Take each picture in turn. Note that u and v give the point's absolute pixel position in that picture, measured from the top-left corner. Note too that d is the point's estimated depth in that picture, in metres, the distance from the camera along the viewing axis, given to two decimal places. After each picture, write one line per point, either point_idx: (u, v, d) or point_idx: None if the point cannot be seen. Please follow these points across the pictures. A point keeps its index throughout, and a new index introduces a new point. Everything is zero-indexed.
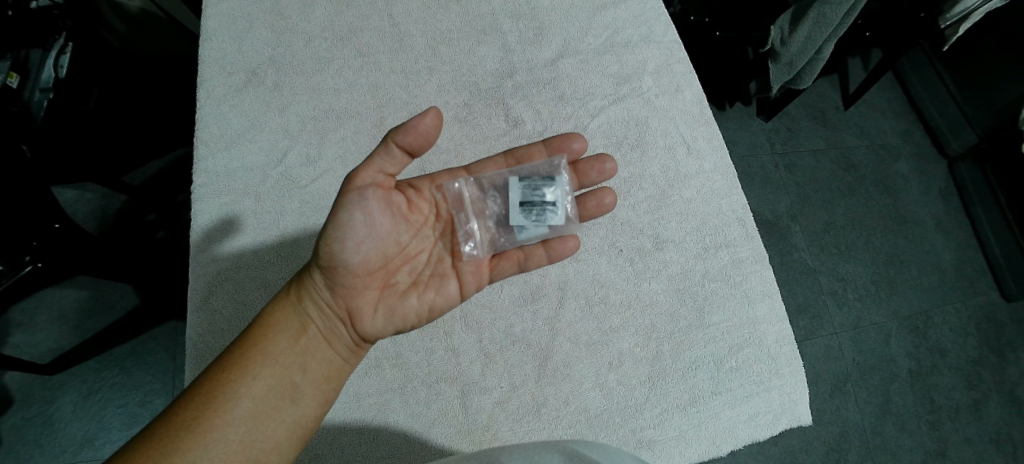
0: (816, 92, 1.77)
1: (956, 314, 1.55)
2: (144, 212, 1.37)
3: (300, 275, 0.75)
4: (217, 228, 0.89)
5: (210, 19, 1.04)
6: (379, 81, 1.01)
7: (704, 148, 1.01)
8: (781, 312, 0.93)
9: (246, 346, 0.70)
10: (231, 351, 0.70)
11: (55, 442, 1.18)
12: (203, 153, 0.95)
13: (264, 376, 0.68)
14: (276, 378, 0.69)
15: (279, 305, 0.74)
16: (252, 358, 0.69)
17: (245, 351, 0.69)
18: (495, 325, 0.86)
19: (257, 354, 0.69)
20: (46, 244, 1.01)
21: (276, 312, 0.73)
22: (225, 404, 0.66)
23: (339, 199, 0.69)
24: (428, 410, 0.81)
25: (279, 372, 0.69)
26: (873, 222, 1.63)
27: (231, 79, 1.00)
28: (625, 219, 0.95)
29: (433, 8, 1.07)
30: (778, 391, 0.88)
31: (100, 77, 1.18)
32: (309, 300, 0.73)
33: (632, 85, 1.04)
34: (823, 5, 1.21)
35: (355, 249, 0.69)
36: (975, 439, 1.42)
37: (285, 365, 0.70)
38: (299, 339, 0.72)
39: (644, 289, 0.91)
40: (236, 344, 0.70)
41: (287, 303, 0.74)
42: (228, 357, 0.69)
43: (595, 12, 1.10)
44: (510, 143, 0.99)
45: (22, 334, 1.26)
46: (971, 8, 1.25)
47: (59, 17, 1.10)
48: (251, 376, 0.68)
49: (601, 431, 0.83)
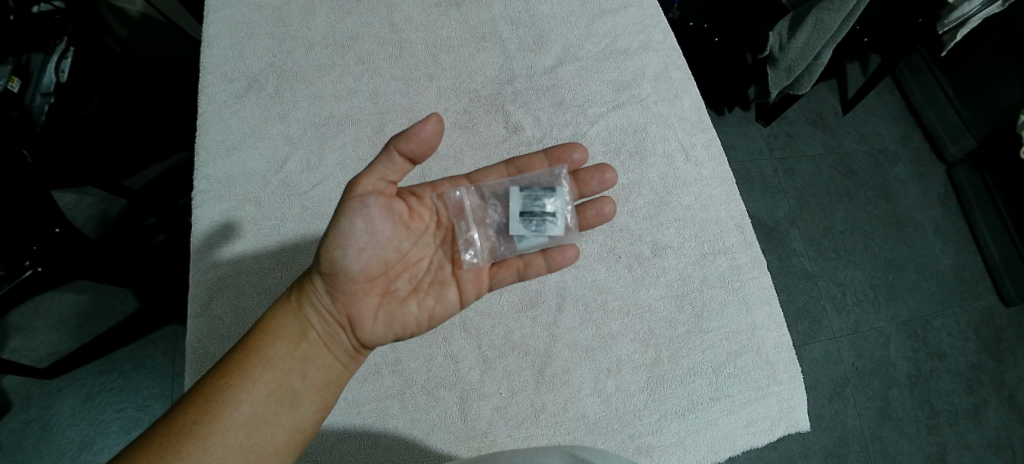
0: (815, 98, 1.78)
1: (955, 319, 1.55)
2: (144, 216, 1.37)
3: (302, 279, 0.75)
4: (217, 235, 0.89)
5: (212, 26, 1.04)
6: (380, 87, 1.01)
7: (703, 155, 1.02)
8: (780, 318, 0.93)
9: (247, 350, 0.70)
10: (233, 355, 0.70)
11: (54, 446, 1.18)
12: (204, 159, 0.95)
13: (264, 381, 0.69)
14: (276, 382, 0.69)
15: (280, 309, 0.74)
16: (251, 363, 0.69)
17: (245, 356, 0.70)
18: (494, 331, 0.87)
19: (258, 358, 0.70)
20: (46, 248, 1.01)
21: (277, 316, 0.73)
22: (224, 407, 0.66)
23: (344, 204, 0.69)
24: (427, 416, 0.81)
25: (278, 376, 0.69)
26: (872, 228, 1.63)
27: (232, 86, 1.00)
28: (624, 225, 0.95)
29: (433, 15, 1.08)
30: (777, 397, 0.88)
31: (102, 81, 1.21)
32: (312, 305, 0.74)
33: (631, 92, 1.05)
34: (822, 11, 1.22)
35: (358, 255, 0.70)
36: (974, 444, 1.42)
37: (284, 369, 0.70)
38: (300, 344, 0.72)
39: (642, 296, 0.91)
40: (237, 348, 0.71)
41: (288, 307, 0.74)
42: (228, 361, 0.70)
43: (594, 19, 1.11)
44: (509, 149, 1.00)
45: (21, 338, 1.26)
46: (968, 14, 1.24)
47: (60, 22, 1.10)
48: (251, 380, 0.68)
49: (600, 436, 0.83)
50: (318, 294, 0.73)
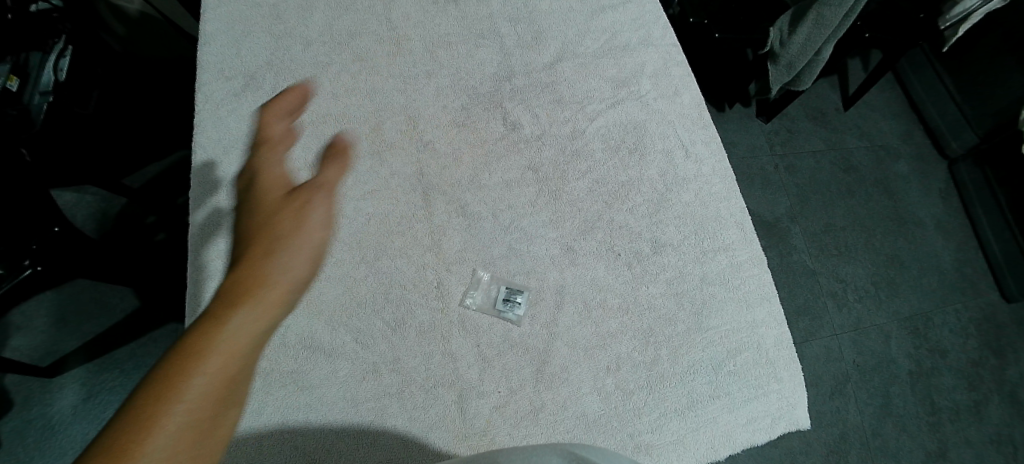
0: (815, 94, 1.78)
1: (956, 316, 1.55)
2: (144, 214, 1.38)
3: (237, 271, 0.56)
4: (212, 233, 0.88)
5: (209, 23, 1.04)
6: (377, 85, 1.01)
7: (703, 152, 1.01)
8: (780, 315, 0.92)
9: (174, 365, 0.49)
10: (158, 368, 0.49)
11: (54, 444, 1.18)
12: (200, 158, 0.94)
13: (208, 394, 0.48)
14: (222, 406, 0.49)
15: (216, 307, 0.53)
16: (188, 381, 0.48)
17: (174, 374, 0.48)
18: (493, 329, 0.85)
19: (192, 375, 0.48)
20: (45, 247, 1.01)
21: (218, 317, 0.52)
22: (151, 441, 0.45)
23: (299, 216, 0.61)
24: (426, 415, 0.80)
25: (224, 395, 0.50)
26: (872, 224, 1.63)
27: (230, 83, 1.00)
28: (623, 223, 0.95)
29: (431, 12, 1.07)
30: (776, 395, 0.88)
31: (100, 79, 1.21)
32: (260, 305, 0.54)
33: (630, 89, 1.04)
34: (822, 7, 1.21)
35: (314, 264, 0.60)
36: (975, 441, 1.42)
37: (227, 386, 0.50)
38: (249, 353, 0.52)
39: (642, 293, 0.91)
40: (156, 366, 0.49)
41: (232, 305, 0.53)
42: (155, 379, 0.48)
43: (592, 15, 1.10)
44: (508, 147, 0.98)
45: (22, 336, 1.26)
46: (970, 9, 1.26)
47: (58, 20, 1.10)
48: (185, 407, 0.47)
49: (600, 435, 0.82)
50: (267, 291, 0.55)
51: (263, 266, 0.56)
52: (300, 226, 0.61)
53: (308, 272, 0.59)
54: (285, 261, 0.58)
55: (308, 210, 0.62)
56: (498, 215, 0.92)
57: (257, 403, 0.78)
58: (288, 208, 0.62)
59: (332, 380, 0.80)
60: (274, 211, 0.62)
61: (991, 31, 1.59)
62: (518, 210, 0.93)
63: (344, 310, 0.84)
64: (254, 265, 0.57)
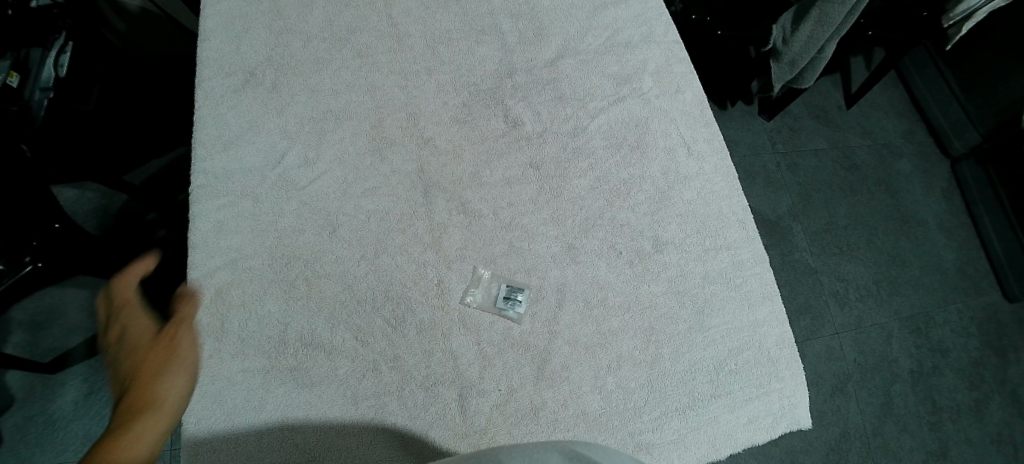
0: (818, 93, 1.77)
1: (958, 315, 1.55)
2: (145, 211, 1.39)
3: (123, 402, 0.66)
4: (213, 230, 0.87)
5: (208, 19, 1.03)
6: (378, 81, 1.00)
7: (705, 150, 1.01)
8: (782, 314, 0.92)
9: None
10: None
11: (56, 441, 1.18)
12: (200, 153, 0.93)
13: None
14: None
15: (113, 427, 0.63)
16: None
17: None
18: (493, 327, 0.85)
19: None
20: (45, 243, 1.01)
21: (116, 433, 0.62)
22: None
23: (170, 351, 0.74)
24: (426, 413, 0.79)
25: None
26: (875, 223, 1.62)
27: (230, 79, 0.99)
28: (624, 221, 0.94)
29: (431, 8, 1.07)
30: (777, 394, 0.87)
31: (101, 76, 1.21)
32: (149, 422, 0.65)
33: (632, 86, 1.04)
34: (825, 5, 1.20)
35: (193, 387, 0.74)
36: (976, 441, 1.41)
37: None
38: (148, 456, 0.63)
39: (643, 292, 0.90)
40: None
41: (127, 422, 0.64)
42: None
43: (594, 12, 1.10)
44: (509, 144, 0.98)
45: (23, 333, 1.26)
46: (973, 7, 1.25)
47: (58, 16, 1.09)
48: None
49: (601, 433, 0.81)
50: (160, 407, 0.67)
51: (149, 389, 0.69)
52: (178, 355, 0.74)
53: (186, 390, 0.72)
54: (169, 383, 0.71)
55: (180, 342, 0.75)
56: (499, 212, 0.92)
57: (257, 400, 0.78)
58: (158, 348, 0.73)
59: (332, 378, 0.80)
60: (149, 349, 0.73)
61: (992, 32, 1.60)
62: (519, 207, 0.93)
63: (344, 308, 0.84)
64: (140, 392, 0.68)
